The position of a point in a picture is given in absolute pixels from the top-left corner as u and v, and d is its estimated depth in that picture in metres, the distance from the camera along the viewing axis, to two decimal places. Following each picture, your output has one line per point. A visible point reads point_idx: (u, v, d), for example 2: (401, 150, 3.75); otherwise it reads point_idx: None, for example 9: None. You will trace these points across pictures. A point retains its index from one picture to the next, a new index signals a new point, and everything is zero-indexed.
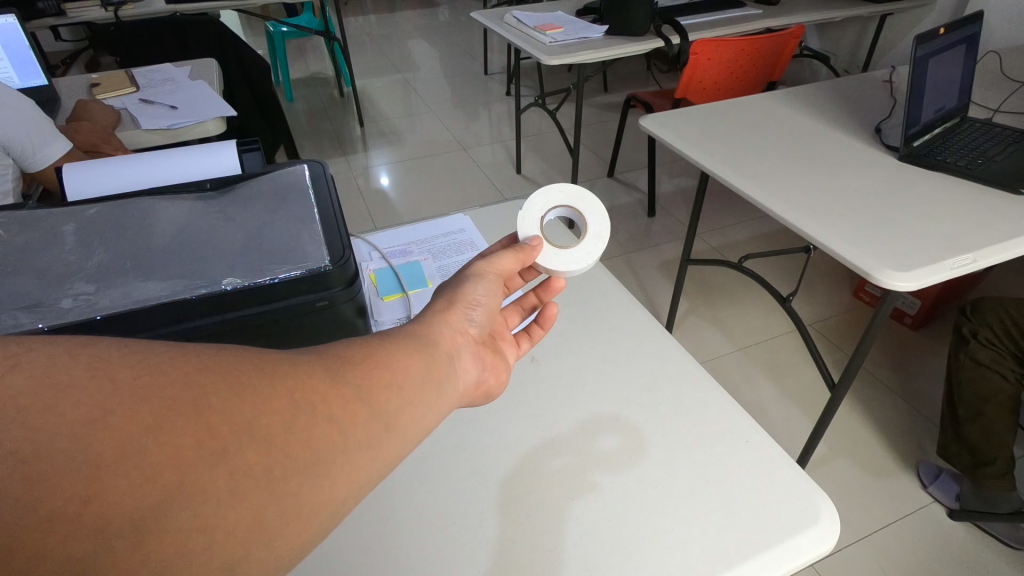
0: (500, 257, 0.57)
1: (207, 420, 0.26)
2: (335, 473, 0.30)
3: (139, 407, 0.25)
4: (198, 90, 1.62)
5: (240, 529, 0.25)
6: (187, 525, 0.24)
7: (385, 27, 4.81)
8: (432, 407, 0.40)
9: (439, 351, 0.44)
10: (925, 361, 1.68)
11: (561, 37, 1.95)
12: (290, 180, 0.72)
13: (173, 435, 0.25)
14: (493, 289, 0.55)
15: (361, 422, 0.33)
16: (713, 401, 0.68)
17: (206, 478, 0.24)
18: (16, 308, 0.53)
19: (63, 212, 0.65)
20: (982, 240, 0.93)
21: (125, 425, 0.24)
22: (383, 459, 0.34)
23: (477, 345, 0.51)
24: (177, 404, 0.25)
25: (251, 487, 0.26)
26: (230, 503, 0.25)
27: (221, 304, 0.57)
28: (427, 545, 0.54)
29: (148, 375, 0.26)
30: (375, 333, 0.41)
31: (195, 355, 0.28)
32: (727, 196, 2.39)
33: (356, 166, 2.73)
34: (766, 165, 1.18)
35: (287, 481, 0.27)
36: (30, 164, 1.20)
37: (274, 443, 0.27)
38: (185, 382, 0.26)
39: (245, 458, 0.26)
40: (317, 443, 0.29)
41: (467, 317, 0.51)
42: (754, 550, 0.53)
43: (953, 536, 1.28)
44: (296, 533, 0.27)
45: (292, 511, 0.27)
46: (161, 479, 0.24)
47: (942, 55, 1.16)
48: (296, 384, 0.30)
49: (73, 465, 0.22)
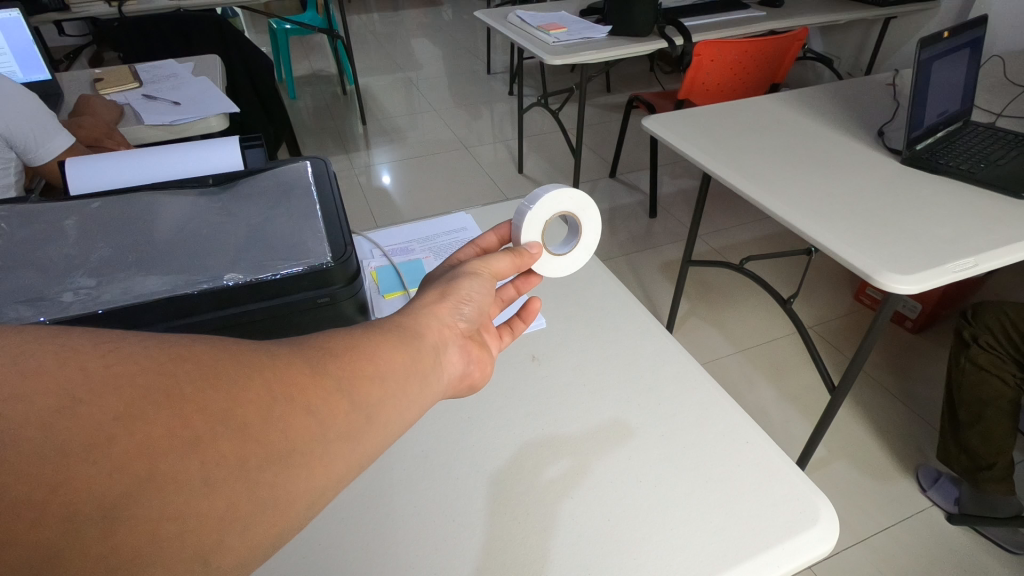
0: (496, 259, 0.57)
1: (182, 410, 0.26)
2: (313, 465, 0.30)
3: (110, 395, 0.24)
4: (201, 86, 1.62)
5: (213, 519, 0.25)
6: (158, 514, 0.24)
7: (389, 25, 4.81)
8: (415, 399, 0.40)
9: (424, 343, 0.44)
10: (925, 364, 1.68)
11: (565, 37, 1.95)
12: (293, 176, 0.72)
13: (144, 425, 0.25)
14: (486, 286, 0.55)
15: (342, 414, 0.33)
16: (713, 402, 0.68)
17: (177, 468, 0.25)
18: (17, 301, 0.53)
19: (66, 206, 0.65)
20: (984, 244, 0.93)
21: (96, 414, 0.24)
22: (363, 450, 0.34)
23: (464, 339, 0.51)
24: (150, 394, 0.25)
25: (224, 478, 0.26)
26: (203, 493, 0.25)
27: (223, 299, 0.57)
28: (416, 540, 0.54)
29: (120, 364, 0.26)
30: (359, 324, 0.41)
31: (169, 346, 0.28)
32: (729, 198, 2.39)
33: (358, 164, 2.73)
34: (767, 166, 1.18)
35: (263, 472, 0.28)
36: (33, 158, 1.21)
37: (249, 434, 0.27)
38: (158, 373, 0.26)
39: (221, 448, 0.26)
40: (293, 435, 0.29)
41: (456, 311, 0.51)
42: (747, 551, 0.53)
43: (952, 540, 1.28)
44: (271, 524, 0.28)
45: (267, 502, 0.27)
46: (132, 468, 0.24)
47: (946, 59, 1.16)
48: (275, 375, 0.30)
49: (41, 452, 0.22)
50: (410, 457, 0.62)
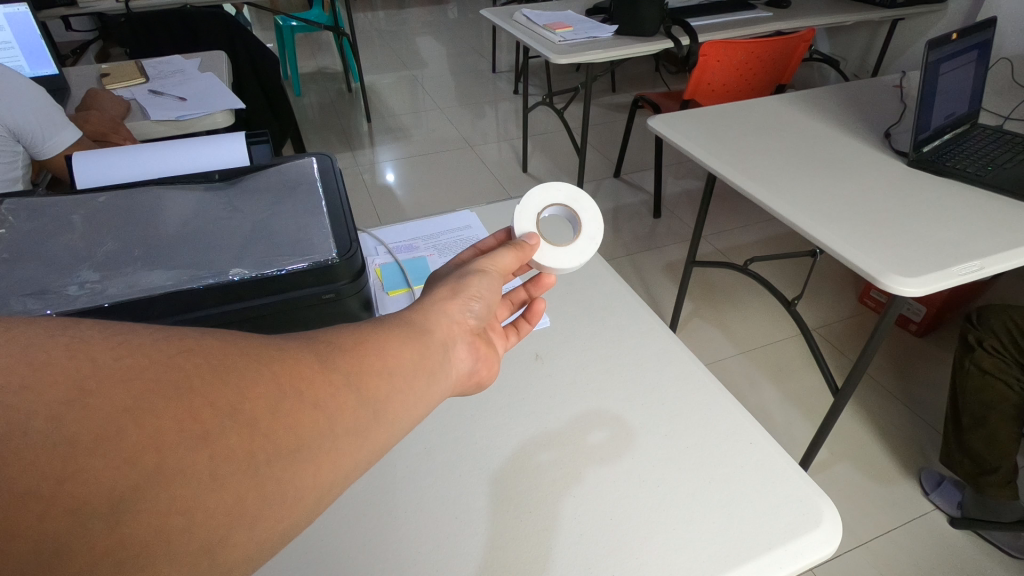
0: (500, 254, 0.57)
1: (190, 404, 0.26)
2: (321, 461, 0.30)
3: (119, 388, 0.24)
4: (207, 82, 1.63)
5: (220, 514, 0.25)
6: (167, 507, 0.24)
7: (395, 23, 4.82)
8: (422, 396, 0.40)
9: (432, 340, 0.44)
10: (929, 367, 1.68)
11: (571, 36, 1.95)
12: (299, 172, 0.72)
13: (152, 418, 0.24)
14: (495, 284, 0.55)
15: (349, 410, 0.33)
16: (718, 402, 0.68)
17: (186, 462, 0.24)
18: (24, 294, 0.53)
19: (72, 200, 0.65)
20: (990, 247, 0.92)
21: (104, 405, 0.24)
22: (370, 447, 0.34)
23: (472, 336, 0.51)
24: (159, 387, 0.25)
25: (233, 472, 0.26)
26: (211, 487, 0.25)
27: (228, 295, 0.57)
28: (423, 538, 0.54)
29: (129, 357, 0.26)
30: (367, 321, 0.41)
31: (179, 339, 0.28)
32: (734, 199, 2.38)
33: (362, 161, 2.73)
34: (773, 167, 1.18)
35: (271, 467, 0.27)
36: (40, 152, 1.21)
37: (258, 429, 0.27)
38: (166, 365, 0.26)
39: (229, 443, 0.26)
40: (302, 430, 0.29)
41: (467, 308, 0.51)
42: (752, 552, 0.53)
43: (954, 544, 1.27)
44: (278, 520, 0.28)
45: (276, 497, 0.27)
46: (141, 461, 0.23)
47: (954, 61, 1.15)
48: (283, 369, 0.30)
49: (49, 443, 0.22)
50: (413, 454, 0.62)
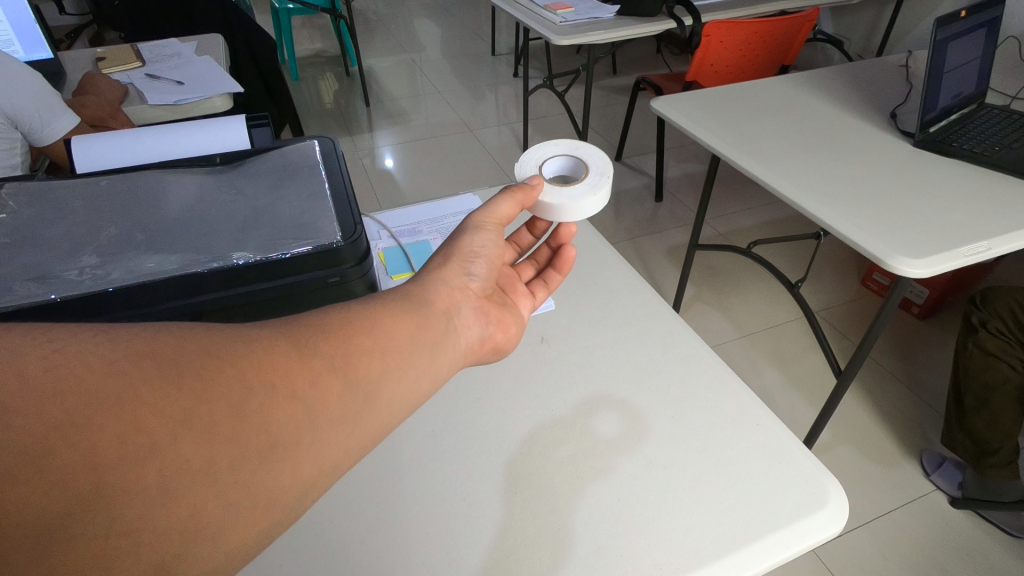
0: (498, 203, 0.56)
1: (136, 416, 0.28)
2: (293, 457, 0.32)
3: (59, 406, 0.26)
4: (204, 66, 1.61)
5: (177, 524, 0.27)
6: (113, 528, 0.26)
7: (392, 6, 4.75)
8: (420, 372, 0.42)
9: (434, 310, 0.47)
10: (931, 350, 1.68)
11: (572, 16, 1.92)
12: (301, 156, 0.71)
13: (94, 435, 0.26)
14: (491, 238, 0.56)
15: (334, 396, 0.35)
16: (724, 386, 0.68)
17: (131, 481, 0.27)
18: (28, 279, 0.53)
19: (73, 184, 0.65)
20: (995, 227, 0.92)
21: (45, 427, 0.26)
22: (356, 435, 0.37)
23: (479, 300, 0.53)
24: (103, 403, 0.27)
25: (187, 483, 0.28)
26: (163, 500, 0.27)
27: (233, 279, 0.56)
28: (430, 525, 0.54)
29: (70, 369, 0.27)
30: (361, 299, 0.43)
31: (127, 345, 0.30)
32: (736, 182, 2.37)
33: (362, 146, 2.71)
34: (777, 149, 1.16)
35: (232, 473, 0.29)
36: (38, 138, 1.20)
37: (218, 434, 0.29)
38: (111, 376, 0.28)
39: (181, 453, 0.28)
40: (269, 429, 0.32)
41: (467, 272, 0.53)
42: (758, 532, 0.53)
43: (954, 523, 1.29)
44: (248, 521, 0.30)
45: (239, 502, 0.30)
46: (84, 481, 0.26)
47: (961, 39, 1.14)
48: (251, 365, 0.33)
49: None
50: (419, 438, 0.62)
